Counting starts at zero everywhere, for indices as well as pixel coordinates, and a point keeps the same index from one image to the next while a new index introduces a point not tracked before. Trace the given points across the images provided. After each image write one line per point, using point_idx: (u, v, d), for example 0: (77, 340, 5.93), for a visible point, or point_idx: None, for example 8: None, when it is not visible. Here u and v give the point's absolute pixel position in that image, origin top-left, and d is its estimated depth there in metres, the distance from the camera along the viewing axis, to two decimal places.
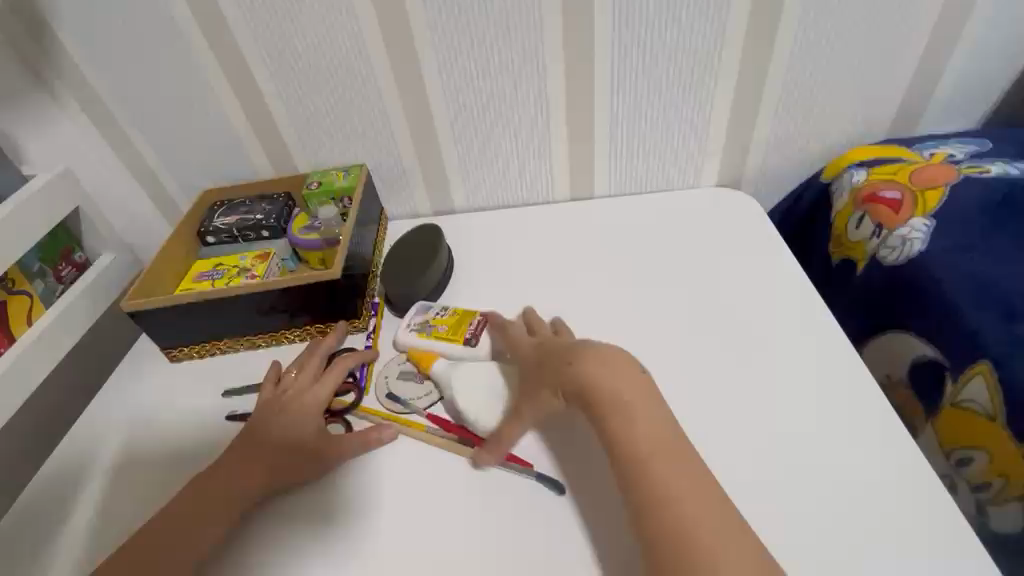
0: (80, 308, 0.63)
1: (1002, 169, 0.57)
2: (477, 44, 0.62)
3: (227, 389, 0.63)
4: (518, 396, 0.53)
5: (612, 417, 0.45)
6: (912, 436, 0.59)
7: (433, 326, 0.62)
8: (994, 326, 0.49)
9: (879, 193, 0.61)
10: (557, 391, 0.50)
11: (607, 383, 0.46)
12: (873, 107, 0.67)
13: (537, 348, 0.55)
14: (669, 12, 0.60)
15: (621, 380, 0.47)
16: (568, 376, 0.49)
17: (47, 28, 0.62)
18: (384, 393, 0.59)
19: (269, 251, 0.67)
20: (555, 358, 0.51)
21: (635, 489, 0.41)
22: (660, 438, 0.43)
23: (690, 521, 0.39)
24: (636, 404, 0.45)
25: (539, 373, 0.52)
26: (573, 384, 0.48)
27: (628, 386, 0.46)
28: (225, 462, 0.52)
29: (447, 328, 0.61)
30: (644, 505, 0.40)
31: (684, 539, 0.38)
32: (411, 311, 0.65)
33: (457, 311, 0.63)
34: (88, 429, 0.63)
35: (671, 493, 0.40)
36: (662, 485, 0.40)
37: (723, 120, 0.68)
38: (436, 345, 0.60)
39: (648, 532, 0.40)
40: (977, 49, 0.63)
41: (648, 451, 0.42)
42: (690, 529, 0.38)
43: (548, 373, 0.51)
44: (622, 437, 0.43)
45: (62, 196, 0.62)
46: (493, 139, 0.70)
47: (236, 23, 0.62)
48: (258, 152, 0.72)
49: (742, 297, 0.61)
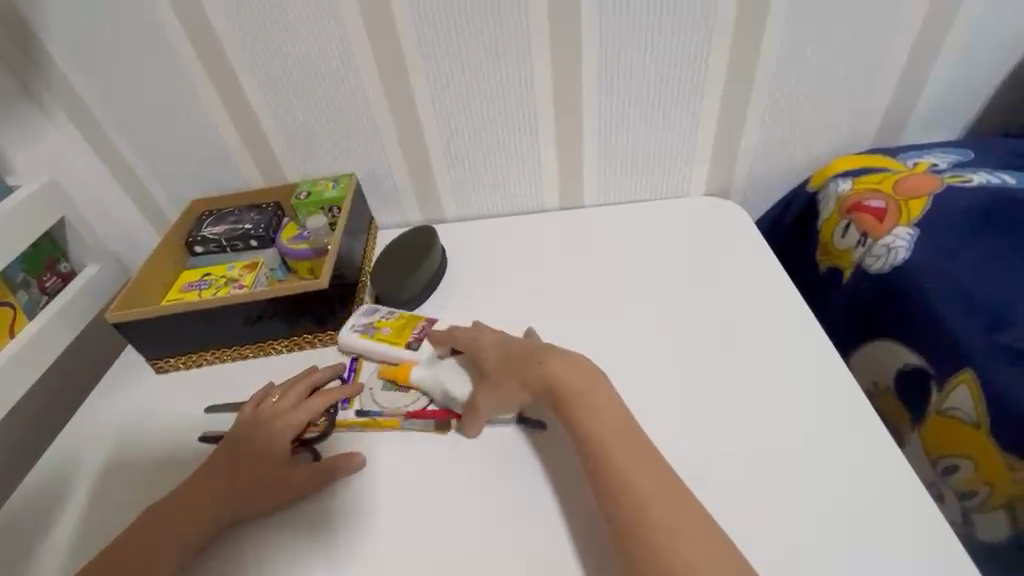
0: (65, 319, 0.63)
1: (985, 178, 0.57)
2: (464, 55, 0.63)
3: (210, 405, 0.61)
4: (474, 392, 0.55)
5: (578, 415, 0.48)
6: (899, 444, 0.59)
7: (378, 328, 0.63)
8: (979, 334, 0.49)
9: (865, 203, 0.61)
10: (522, 384, 0.52)
11: (568, 379, 0.49)
12: (857, 117, 0.68)
13: (499, 342, 0.57)
14: (655, 24, 0.60)
15: (583, 377, 0.50)
16: (536, 373, 0.51)
17: (35, 39, 0.62)
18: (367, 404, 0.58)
19: (258, 260, 0.68)
20: (522, 353, 0.54)
21: (601, 488, 0.44)
22: (632, 443, 0.45)
23: (658, 520, 0.40)
24: (596, 396, 0.48)
25: (501, 366, 0.54)
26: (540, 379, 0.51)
27: (589, 383, 0.49)
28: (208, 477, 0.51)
29: (391, 331, 0.62)
30: (615, 506, 0.42)
31: (653, 537, 0.40)
32: (356, 311, 0.65)
33: (400, 315, 0.65)
34: (72, 441, 0.62)
35: (639, 494, 0.42)
36: (631, 485, 0.42)
37: (710, 130, 0.69)
38: (383, 347, 0.61)
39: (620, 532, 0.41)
40: (959, 60, 0.64)
41: (618, 451, 0.44)
42: (659, 527, 0.40)
43: (512, 365, 0.53)
44: (590, 435, 0.46)
45: (47, 206, 0.62)
46: (481, 148, 0.70)
47: (224, 35, 0.62)
48: (247, 162, 0.72)
49: (731, 306, 0.61)
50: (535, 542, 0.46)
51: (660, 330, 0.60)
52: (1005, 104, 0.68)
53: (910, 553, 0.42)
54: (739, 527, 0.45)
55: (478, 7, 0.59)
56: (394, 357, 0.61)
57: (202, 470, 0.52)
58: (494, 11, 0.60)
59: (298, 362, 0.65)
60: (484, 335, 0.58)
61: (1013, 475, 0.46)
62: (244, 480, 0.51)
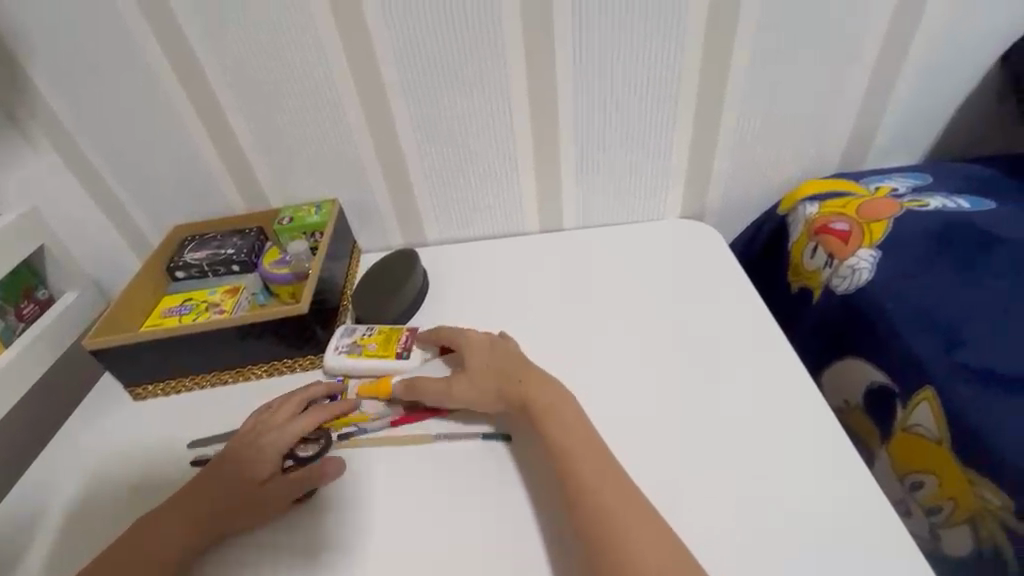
0: (42, 346, 0.62)
1: (942, 203, 0.60)
2: (444, 86, 0.65)
3: (193, 440, 0.60)
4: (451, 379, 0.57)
5: (556, 428, 0.49)
6: (870, 461, 0.60)
7: (365, 345, 0.63)
8: (937, 354, 0.51)
9: (830, 225, 0.63)
10: (500, 389, 0.54)
11: (541, 397, 0.52)
12: (823, 144, 0.71)
13: (488, 343, 0.58)
14: (626, 58, 0.63)
15: (554, 397, 0.52)
16: (515, 391, 0.53)
17: (23, 72, 0.63)
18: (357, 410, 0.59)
19: (239, 285, 0.68)
20: (506, 362, 0.56)
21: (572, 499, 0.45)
22: (603, 466, 0.46)
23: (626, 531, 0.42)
24: (566, 415, 0.50)
25: (483, 365, 0.56)
26: (522, 385, 0.53)
27: (559, 401, 0.51)
28: (199, 490, 0.51)
29: (377, 346, 0.63)
30: (586, 517, 0.44)
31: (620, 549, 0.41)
32: (341, 330, 0.66)
33: (385, 328, 0.65)
34: (46, 471, 0.61)
35: (609, 506, 0.43)
36: (601, 502, 0.44)
37: (683, 157, 0.71)
38: (374, 362, 0.61)
39: (588, 543, 0.43)
40: (914, 92, 0.67)
41: (588, 477, 0.45)
42: (624, 539, 0.42)
43: (495, 370, 0.55)
44: (562, 451, 0.48)
45: (28, 235, 0.62)
46: (462, 173, 0.72)
47: (210, 67, 0.64)
48: (231, 189, 0.73)
49: (706, 326, 0.62)
50: (514, 556, 0.46)
51: (637, 352, 0.61)
52: (960, 131, 0.71)
53: (907, 553, 0.43)
54: (714, 548, 0.45)
55: (457, 42, 0.62)
56: (384, 370, 0.61)
57: (196, 478, 0.53)
58: (472, 45, 0.62)
59: (277, 387, 0.65)
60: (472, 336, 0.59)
61: (973, 490, 0.48)
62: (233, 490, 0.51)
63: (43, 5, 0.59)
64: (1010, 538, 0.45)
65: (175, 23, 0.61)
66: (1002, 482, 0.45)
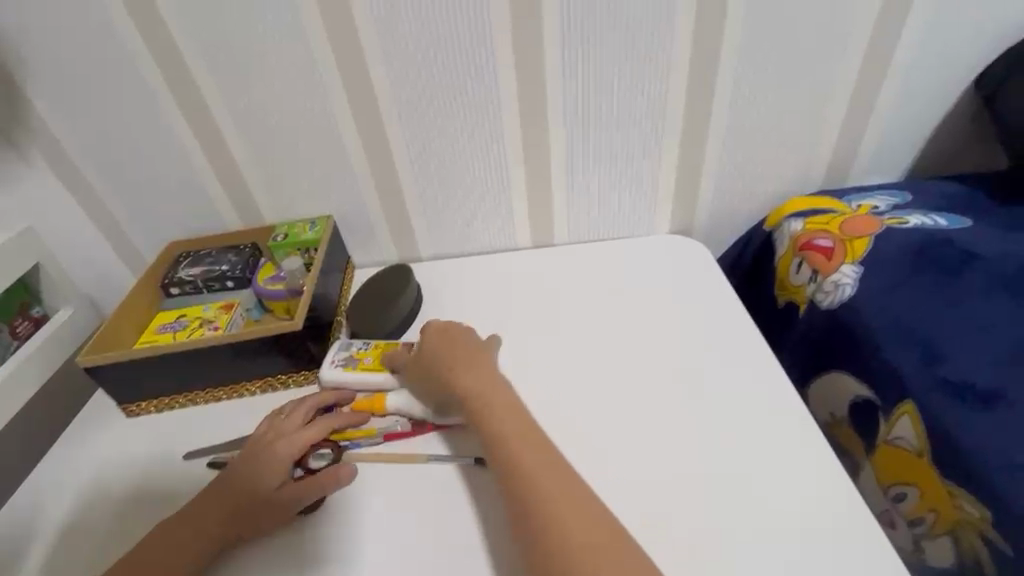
0: (37, 363, 0.62)
1: (921, 220, 0.62)
2: (435, 107, 0.67)
3: (188, 452, 0.61)
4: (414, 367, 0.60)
5: (508, 427, 0.51)
6: (856, 474, 0.62)
7: (359, 360, 0.64)
8: (918, 369, 0.52)
9: (814, 241, 0.65)
10: (450, 381, 0.56)
11: (494, 395, 0.53)
12: (806, 163, 0.73)
13: (443, 333, 0.61)
14: (614, 80, 0.65)
15: (507, 400, 0.54)
16: (468, 376, 0.56)
17: (21, 92, 0.64)
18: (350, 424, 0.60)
19: (234, 301, 0.69)
20: (463, 352, 0.58)
21: (507, 489, 0.47)
22: (541, 456, 0.48)
23: (560, 518, 0.43)
24: (521, 420, 0.52)
25: (438, 358, 0.58)
26: (470, 378, 0.55)
27: (512, 404, 0.53)
28: (207, 502, 0.52)
29: (373, 360, 0.63)
30: (518, 503, 0.45)
31: (549, 532, 0.43)
32: (336, 345, 0.66)
33: (380, 343, 0.66)
34: (37, 488, 0.61)
35: (542, 494, 0.45)
36: (535, 491, 0.45)
37: (671, 174, 0.73)
38: (368, 378, 0.62)
39: (525, 527, 0.44)
40: (893, 113, 0.70)
41: (525, 465, 0.47)
42: (557, 524, 0.43)
43: (449, 360, 0.58)
44: (501, 442, 0.50)
45: (23, 252, 0.62)
46: (453, 190, 0.73)
47: (207, 88, 0.65)
48: (226, 206, 0.74)
49: (694, 341, 0.64)
50: (503, 570, 0.46)
51: (627, 366, 0.62)
52: (939, 150, 0.73)
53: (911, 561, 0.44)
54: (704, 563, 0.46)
55: (449, 65, 0.64)
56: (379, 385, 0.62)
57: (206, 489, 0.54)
58: (464, 67, 0.64)
59: (271, 403, 0.65)
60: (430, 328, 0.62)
61: (953, 503, 0.49)
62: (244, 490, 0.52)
63: (43, 28, 0.60)
64: (990, 549, 0.46)
65: (173, 45, 0.62)
66: (980, 494, 0.46)
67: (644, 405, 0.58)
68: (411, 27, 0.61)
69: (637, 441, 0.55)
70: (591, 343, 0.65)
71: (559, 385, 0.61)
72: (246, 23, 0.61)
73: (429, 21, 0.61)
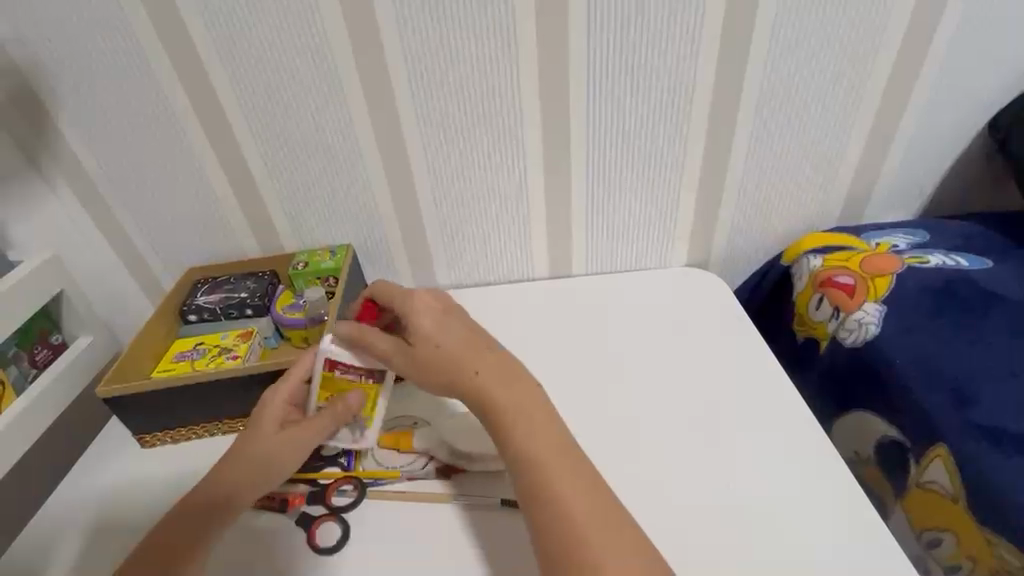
0: (56, 391, 0.62)
1: (941, 260, 0.63)
2: (461, 140, 0.67)
3: None
4: (419, 347, 0.54)
5: (521, 428, 0.48)
6: (885, 516, 0.61)
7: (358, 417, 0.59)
8: (948, 411, 0.53)
9: (834, 278, 0.65)
10: (454, 361, 0.52)
11: (507, 388, 0.50)
12: (823, 199, 0.74)
13: (436, 307, 0.56)
14: (636, 118, 0.66)
15: (515, 392, 0.50)
16: (486, 362, 0.51)
17: (50, 120, 0.65)
18: (370, 461, 0.60)
19: (252, 329, 0.68)
20: (475, 336, 0.54)
21: (523, 489, 0.45)
22: (557, 451, 0.46)
23: (580, 521, 0.42)
24: (530, 413, 0.48)
25: (434, 338, 0.53)
26: (479, 359, 0.52)
27: (522, 395, 0.49)
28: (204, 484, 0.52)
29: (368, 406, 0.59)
30: (533, 502, 0.44)
31: (575, 533, 0.42)
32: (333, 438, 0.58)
33: (325, 395, 0.58)
34: (44, 520, 0.59)
35: (562, 495, 0.43)
36: (553, 491, 0.44)
37: (689, 209, 0.74)
38: (377, 405, 0.59)
39: (545, 533, 0.43)
40: (908, 155, 0.71)
41: (540, 461, 0.45)
42: (578, 526, 0.42)
43: (450, 338, 0.53)
44: (517, 437, 0.47)
45: (49, 281, 0.62)
46: (473, 223, 0.74)
47: (236, 119, 0.66)
48: (246, 234, 0.75)
49: (712, 374, 0.64)
50: None
51: (646, 399, 0.62)
52: (951, 191, 0.75)
53: None
54: None
55: (475, 102, 0.65)
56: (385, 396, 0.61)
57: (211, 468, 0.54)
58: (489, 104, 0.65)
59: None
60: (416, 302, 0.57)
61: (992, 550, 0.48)
62: (260, 463, 0.53)
63: (78, 60, 0.61)
64: None
65: (204, 78, 0.63)
66: (1016, 541, 0.46)
67: (664, 437, 0.59)
68: (441, 65, 0.62)
69: (655, 469, 0.56)
70: (610, 374, 0.65)
71: (581, 420, 0.61)
72: (279, 58, 0.62)
73: (458, 60, 0.62)
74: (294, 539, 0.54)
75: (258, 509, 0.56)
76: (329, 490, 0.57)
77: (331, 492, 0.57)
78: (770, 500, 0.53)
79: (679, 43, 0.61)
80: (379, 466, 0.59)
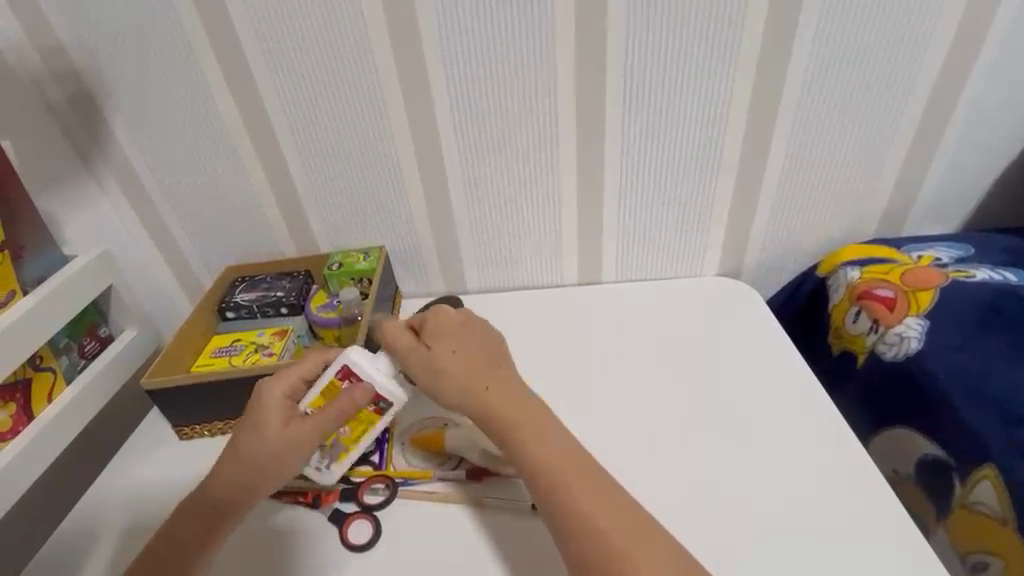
0: (102, 382, 0.64)
1: (987, 274, 0.61)
2: (492, 140, 0.68)
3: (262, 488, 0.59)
4: (427, 360, 0.52)
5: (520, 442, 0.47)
6: (926, 535, 0.60)
7: (336, 447, 0.56)
8: (995, 430, 0.52)
9: (874, 290, 0.65)
10: (467, 374, 0.50)
11: (500, 404, 0.49)
12: (862, 211, 0.73)
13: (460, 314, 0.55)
14: (670, 122, 0.66)
15: (508, 405, 0.49)
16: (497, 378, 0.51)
17: (101, 119, 0.68)
18: (401, 461, 0.61)
19: (287, 327, 0.69)
20: (484, 349, 0.53)
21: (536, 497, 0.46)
22: (552, 445, 0.47)
23: (604, 527, 0.42)
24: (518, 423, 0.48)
25: (450, 343, 0.52)
26: (492, 376, 0.51)
27: (511, 406, 0.49)
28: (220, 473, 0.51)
29: (349, 431, 0.56)
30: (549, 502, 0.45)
31: (604, 543, 0.41)
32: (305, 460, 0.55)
33: (317, 401, 0.54)
34: (90, 506, 0.62)
35: (572, 494, 0.44)
36: (568, 492, 0.44)
37: (722, 215, 0.73)
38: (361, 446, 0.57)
39: (565, 543, 0.43)
40: (952, 167, 0.70)
41: (537, 457, 0.46)
42: (599, 535, 0.42)
43: (467, 348, 0.52)
44: (519, 447, 0.47)
45: (100, 276, 0.65)
46: (502, 227, 0.74)
47: (280, 125, 0.68)
48: (282, 234, 0.76)
49: (744, 383, 0.63)
50: None
51: (661, 403, 0.62)
52: (996, 204, 0.73)
53: None
54: None
55: (510, 101, 0.65)
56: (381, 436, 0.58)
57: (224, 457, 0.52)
58: (521, 105, 0.65)
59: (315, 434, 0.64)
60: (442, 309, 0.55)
61: None
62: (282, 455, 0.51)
63: (129, 64, 0.64)
64: None
65: (249, 82, 0.65)
66: None
67: (671, 436, 0.59)
68: (475, 68, 0.63)
69: (669, 472, 0.55)
70: (625, 378, 0.65)
71: (608, 425, 0.60)
72: (320, 61, 0.63)
73: (493, 62, 0.63)
74: (328, 534, 0.55)
75: (292, 504, 0.57)
76: (362, 489, 0.57)
77: (365, 489, 0.58)
78: (781, 503, 0.52)
79: (717, 47, 0.61)
80: (410, 467, 0.60)
